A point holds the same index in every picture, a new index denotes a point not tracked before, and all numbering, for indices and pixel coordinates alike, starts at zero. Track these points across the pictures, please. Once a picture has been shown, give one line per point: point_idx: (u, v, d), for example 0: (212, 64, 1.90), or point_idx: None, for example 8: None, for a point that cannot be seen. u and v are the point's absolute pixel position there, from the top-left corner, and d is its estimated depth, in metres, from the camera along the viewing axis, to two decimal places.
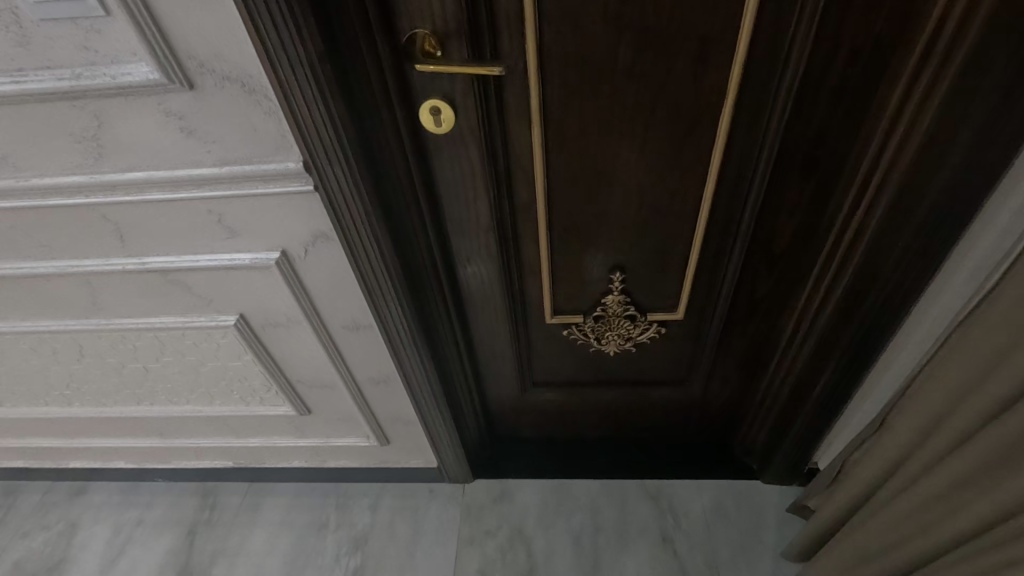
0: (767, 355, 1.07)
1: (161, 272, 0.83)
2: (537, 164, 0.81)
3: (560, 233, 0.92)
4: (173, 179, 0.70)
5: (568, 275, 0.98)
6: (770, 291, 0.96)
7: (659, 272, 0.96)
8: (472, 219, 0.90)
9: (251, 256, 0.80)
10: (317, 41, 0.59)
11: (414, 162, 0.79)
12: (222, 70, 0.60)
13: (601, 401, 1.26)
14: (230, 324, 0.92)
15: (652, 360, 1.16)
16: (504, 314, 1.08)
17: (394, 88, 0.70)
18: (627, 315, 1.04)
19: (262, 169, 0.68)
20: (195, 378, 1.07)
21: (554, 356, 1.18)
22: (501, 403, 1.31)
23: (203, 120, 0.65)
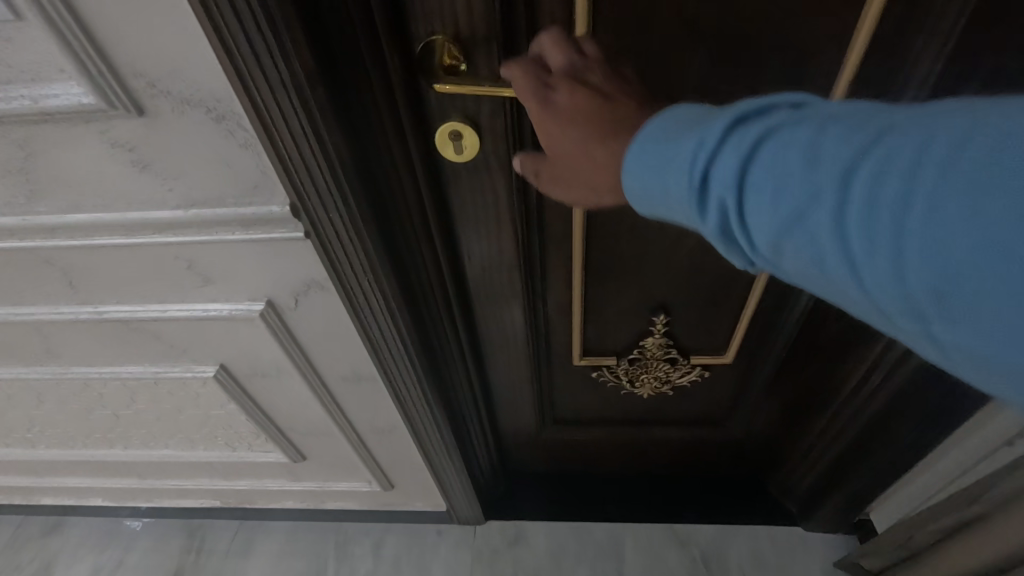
0: (820, 404, 0.95)
1: (123, 322, 0.69)
2: None
3: (599, 269, 0.79)
4: (127, 223, 0.56)
5: (605, 313, 0.87)
6: (837, 337, 0.84)
7: (710, 312, 0.86)
8: (495, 255, 0.76)
9: (231, 306, 0.67)
10: (308, 57, 0.44)
11: (427, 194, 0.65)
12: (178, 90, 0.45)
13: (628, 439, 1.15)
14: (209, 374, 0.78)
15: (689, 402, 1.06)
16: (526, 351, 0.95)
17: (407, 107, 0.56)
18: (667, 358, 0.94)
19: (238, 213, 0.54)
20: (173, 425, 0.94)
21: (579, 394, 1.06)
22: (517, 440, 1.19)
23: (159, 152, 0.50)
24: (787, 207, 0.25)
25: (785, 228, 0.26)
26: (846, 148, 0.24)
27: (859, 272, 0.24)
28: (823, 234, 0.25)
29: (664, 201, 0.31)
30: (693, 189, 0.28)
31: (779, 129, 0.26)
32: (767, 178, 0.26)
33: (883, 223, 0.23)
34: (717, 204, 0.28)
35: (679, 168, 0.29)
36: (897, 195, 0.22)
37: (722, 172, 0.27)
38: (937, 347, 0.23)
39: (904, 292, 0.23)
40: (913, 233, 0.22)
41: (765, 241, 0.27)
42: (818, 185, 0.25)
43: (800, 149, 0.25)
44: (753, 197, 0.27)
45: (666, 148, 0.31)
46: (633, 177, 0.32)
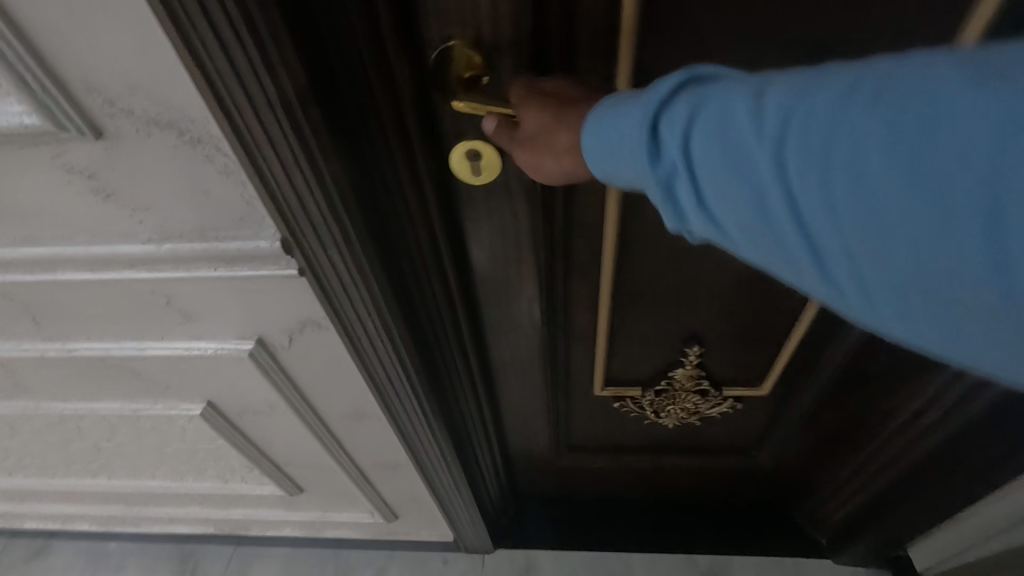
0: (862, 438, 0.88)
1: (97, 360, 0.61)
2: (611, 225, 0.61)
3: (629, 299, 0.72)
4: (92, 258, 0.48)
5: (632, 344, 0.79)
6: (888, 373, 0.76)
7: (748, 343, 0.78)
8: (515, 285, 0.69)
9: (217, 345, 0.59)
10: (292, 58, 0.34)
11: (439, 219, 0.56)
12: (142, 110, 0.37)
13: (649, 467, 1.08)
14: (195, 412, 0.71)
15: (716, 432, 0.98)
16: (543, 380, 0.88)
17: (417, 120, 0.47)
18: (697, 390, 0.87)
19: (221, 249, 0.46)
20: (160, 457, 0.86)
21: (597, 422, 0.99)
22: (529, 466, 1.11)
23: (125, 180, 0.42)
24: (727, 145, 0.26)
25: (732, 174, 0.25)
26: (783, 87, 0.25)
27: (797, 211, 0.24)
28: (766, 179, 0.24)
29: (619, 156, 0.30)
30: (648, 138, 0.29)
31: (723, 84, 0.27)
32: (713, 124, 0.26)
33: (822, 159, 0.23)
34: (669, 155, 0.28)
35: (634, 118, 0.29)
36: (830, 123, 0.23)
37: (672, 123, 0.28)
38: (865, 281, 0.24)
39: (840, 225, 0.23)
40: (845, 161, 0.22)
41: (713, 190, 0.27)
42: (756, 123, 0.25)
43: (743, 98, 0.26)
44: (697, 138, 0.27)
45: (620, 106, 0.31)
46: (593, 136, 0.32)
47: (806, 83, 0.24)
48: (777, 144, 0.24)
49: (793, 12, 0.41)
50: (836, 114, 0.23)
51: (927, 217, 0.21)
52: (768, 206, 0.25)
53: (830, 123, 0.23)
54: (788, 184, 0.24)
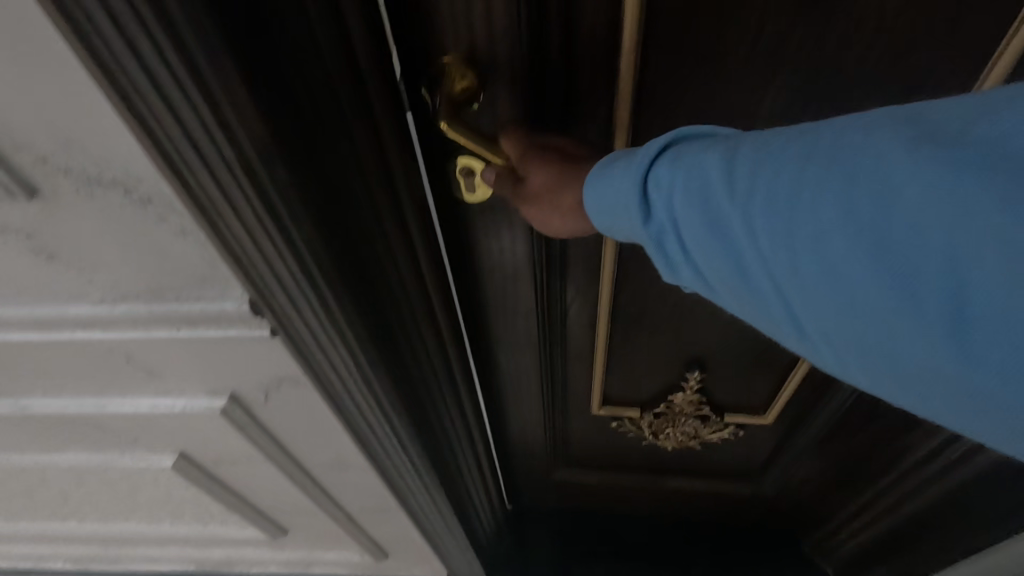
0: (870, 463, 0.85)
1: (54, 416, 0.56)
2: (608, 256, 0.59)
3: (628, 326, 0.69)
4: (37, 319, 0.43)
5: (632, 369, 0.77)
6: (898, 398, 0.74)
7: (752, 371, 0.75)
8: (512, 309, 0.67)
9: (186, 401, 0.54)
10: (238, 89, 0.30)
11: (425, 251, 0.53)
12: (81, 167, 0.32)
13: (647, 488, 1.05)
14: (167, 463, 0.66)
15: (718, 457, 0.95)
16: (541, 402, 0.85)
17: (397, 144, 0.44)
18: (698, 415, 0.83)
19: (184, 309, 0.42)
20: (133, 503, 0.81)
21: (594, 444, 0.96)
22: (530, 484, 1.09)
23: (70, 241, 0.37)
24: (703, 206, 0.29)
25: (711, 233, 0.28)
26: (753, 151, 0.28)
27: (769, 270, 0.27)
28: (741, 240, 0.27)
29: (612, 211, 0.34)
30: (637, 196, 0.32)
31: (704, 148, 0.30)
32: (693, 186, 0.29)
33: (787, 225, 0.25)
34: (657, 212, 0.31)
35: (626, 176, 0.33)
36: (790, 189, 0.25)
37: (658, 184, 0.31)
38: (831, 336, 0.26)
39: (806, 286, 0.25)
40: (804, 224, 0.25)
41: (697, 246, 0.29)
42: (726, 186, 0.28)
43: (719, 162, 0.28)
44: (677, 197, 0.30)
45: (612, 162, 0.35)
46: (591, 192, 0.35)
47: (770, 146, 0.27)
48: (744, 206, 0.27)
49: None
50: (796, 180, 0.25)
51: (878, 275, 0.23)
52: (739, 262, 0.28)
53: (789, 188, 0.25)
54: (755, 243, 0.27)
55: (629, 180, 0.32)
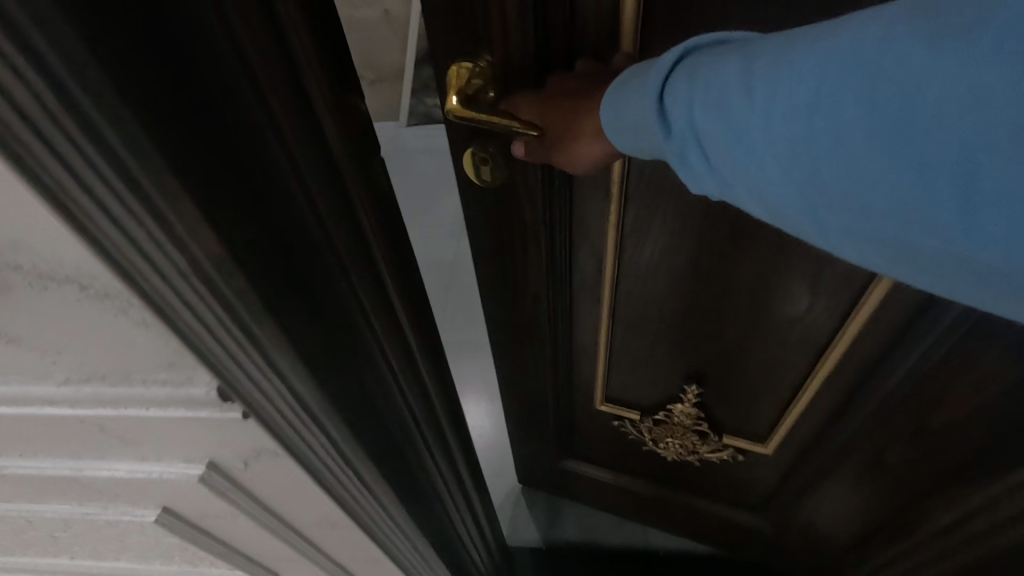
0: (832, 491, 1.05)
1: (31, 476, 0.54)
2: (609, 299, 0.98)
3: (620, 343, 1.07)
4: (5, 395, 0.41)
5: (637, 381, 1.14)
6: (839, 437, 0.96)
7: (729, 401, 1.07)
8: (534, 314, 1.06)
9: (164, 467, 0.52)
10: (128, 85, 0.27)
11: (363, 278, 0.49)
12: (33, 265, 0.31)
13: (652, 490, 1.41)
14: (149, 518, 0.64)
15: (726, 475, 1.25)
16: (553, 382, 1.22)
17: (311, 155, 0.40)
18: (695, 430, 1.17)
19: (152, 394, 0.40)
20: (122, 545, 0.79)
21: (602, 436, 1.34)
22: (562, 466, 1.48)
23: (30, 328, 0.35)
24: (723, 106, 0.44)
25: (729, 126, 0.44)
26: (765, 63, 0.43)
27: (774, 147, 0.42)
28: (755, 128, 0.43)
29: (642, 123, 0.53)
30: (658, 110, 0.50)
31: (720, 64, 0.45)
32: (717, 94, 0.45)
33: (793, 113, 0.40)
34: (679, 116, 0.48)
35: (650, 96, 0.51)
36: (800, 90, 0.40)
37: (682, 96, 0.48)
38: (813, 191, 0.41)
39: (795, 154, 0.41)
40: (822, 124, 0.39)
41: (712, 138, 0.46)
42: (750, 90, 0.43)
43: (736, 74, 0.44)
44: (710, 114, 0.45)
45: (643, 84, 0.52)
46: (619, 122, 0.56)
47: (791, 65, 0.41)
48: (760, 103, 0.42)
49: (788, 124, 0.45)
50: (801, 81, 0.40)
51: (865, 145, 0.37)
52: (761, 160, 0.43)
53: (798, 92, 0.40)
54: (771, 128, 0.42)
55: (651, 99, 0.51)
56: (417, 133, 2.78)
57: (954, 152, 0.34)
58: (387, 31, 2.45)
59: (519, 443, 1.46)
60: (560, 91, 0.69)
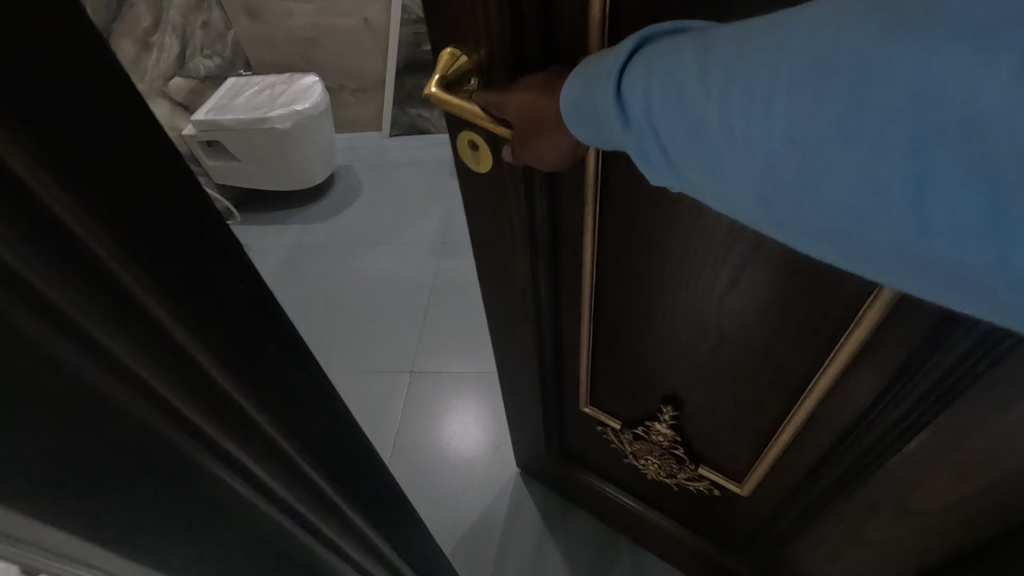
0: (815, 540, 0.95)
1: None
2: (589, 303, 0.92)
3: (603, 347, 1.01)
4: None
5: (619, 390, 1.07)
6: (823, 485, 0.87)
7: (709, 431, 0.99)
8: (516, 304, 1.01)
9: None
10: None
11: (221, 420, 0.34)
12: None
13: (632, 507, 1.33)
14: None
15: (705, 506, 1.17)
16: (537, 377, 1.17)
17: (17, 248, 0.22)
18: (675, 455, 1.09)
19: None
20: None
21: (589, 440, 1.28)
22: (542, 460, 1.43)
23: None
24: (675, 95, 0.38)
25: (684, 118, 0.38)
26: (724, 46, 0.36)
27: (729, 145, 0.35)
28: (709, 121, 0.36)
29: (597, 116, 0.47)
30: (613, 97, 0.44)
31: (678, 48, 0.39)
32: (670, 82, 0.39)
33: (751, 104, 0.34)
34: (630, 105, 0.43)
35: (602, 85, 0.45)
36: (761, 77, 0.33)
37: (634, 84, 0.42)
38: (778, 197, 0.35)
39: (755, 152, 0.34)
40: (772, 117, 0.33)
41: (666, 130, 0.40)
42: (704, 76, 0.36)
43: (691, 59, 0.38)
44: (660, 106, 0.39)
45: (598, 70, 0.46)
46: (575, 115, 0.50)
47: (747, 51, 0.34)
48: (715, 91, 0.36)
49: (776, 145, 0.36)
50: (765, 66, 0.33)
51: (833, 142, 0.31)
52: (716, 158, 0.37)
53: (760, 79, 0.33)
54: (726, 123, 0.35)
55: (603, 85, 0.45)
56: (409, 142, 2.68)
57: (910, 149, 0.28)
58: (368, 40, 2.47)
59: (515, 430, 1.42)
60: (529, 85, 0.61)
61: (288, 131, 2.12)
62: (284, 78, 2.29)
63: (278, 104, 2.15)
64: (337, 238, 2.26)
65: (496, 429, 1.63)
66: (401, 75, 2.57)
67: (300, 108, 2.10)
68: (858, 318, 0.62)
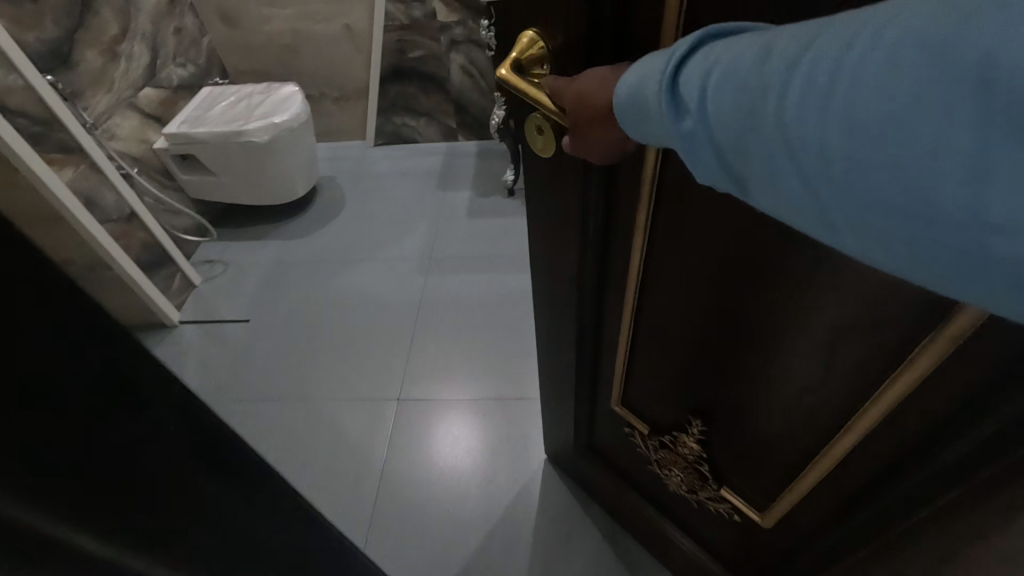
0: None
1: None
2: (632, 299, 0.86)
3: (641, 349, 0.95)
4: None
5: (649, 393, 1.00)
6: (854, 526, 0.78)
7: (738, 454, 0.90)
8: (563, 287, 0.96)
9: None
10: None
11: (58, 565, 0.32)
12: None
13: (648, 513, 1.27)
14: None
15: (724, 530, 1.08)
16: (574, 367, 1.13)
17: None
18: (699, 471, 1.00)
19: None
20: None
21: (617, 439, 1.21)
22: (568, 447, 1.40)
23: None
24: (732, 87, 0.35)
25: (738, 111, 0.35)
26: (790, 38, 0.33)
27: (787, 140, 0.32)
28: (765, 113, 0.33)
29: (647, 112, 0.44)
30: (667, 89, 0.40)
31: (744, 40, 0.36)
32: (728, 75, 0.35)
33: (810, 94, 0.30)
34: (686, 97, 0.39)
35: (654, 78, 0.42)
36: (823, 66, 0.30)
37: (692, 75, 0.39)
38: (834, 193, 0.31)
39: (812, 145, 0.31)
40: (830, 106, 0.30)
41: (721, 123, 0.36)
42: (764, 67, 0.33)
43: (753, 49, 0.34)
44: (714, 96, 0.36)
45: (656, 61, 0.43)
46: (628, 110, 0.47)
47: (810, 40, 0.31)
48: (775, 83, 0.32)
49: (841, 138, 0.29)
50: (830, 55, 0.30)
51: (891, 134, 0.27)
52: (772, 151, 0.34)
53: (820, 69, 0.30)
54: (783, 117, 0.32)
55: (658, 76, 0.41)
56: (389, 153, 2.60)
57: (963, 152, 0.25)
58: (350, 47, 2.38)
59: (547, 413, 1.38)
60: (591, 74, 0.56)
61: (265, 145, 2.02)
62: (263, 88, 2.20)
63: (255, 116, 2.05)
64: (313, 258, 2.17)
65: (496, 463, 1.54)
66: (384, 85, 2.47)
67: (279, 121, 2.00)
68: (919, 346, 0.53)
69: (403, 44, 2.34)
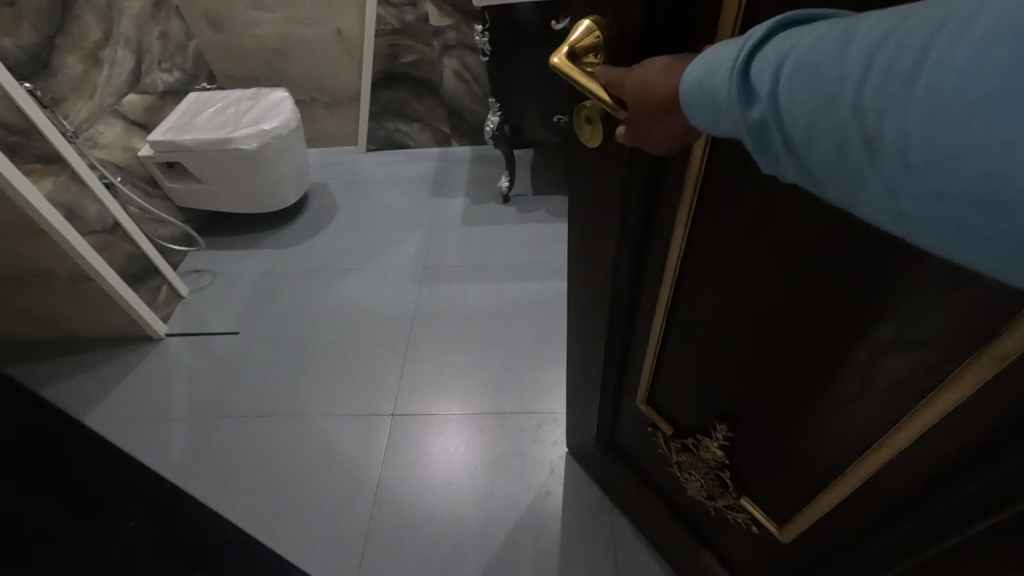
0: None
1: None
2: (666, 294, 0.83)
3: (670, 348, 0.91)
4: None
5: (676, 393, 0.97)
6: (880, 546, 0.74)
7: (763, 463, 0.86)
8: (596, 278, 0.93)
9: None
10: None
11: None
12: None
13: (663, 518, 1.24)
14: None
15: (741, 540, 1.04)
16: (601, 362, 1.10)
17: None
18: (720, 478, 0.97)
19: None
20: None
21: (638, 438, 1.18)
22: (589, 442, 1.38)
23: None
24: (811, 77, 0.31)
25: (817, 102, 0.31)
26: (882, 24, 0.29)
27: (875, 134, 0.29)
28: (849, 105, 0.29)
29: (711, 103, 0.40)
30: (738, 75, 0.36)
31: (828, 25, 0.32)
32: (807, 63, 0.32)
33: (901, 86, 0.27)
34: (758, 87, 0.35)
35: (721, 67, 0.38)
36: (918, 56, 0.26)
37: (764, 62, 0.35)
38: (921, 195, 0.28)
39: (901, 141, 0.27)
40: (923, 97, 0.26)
41: (795, 115, 0.33)
42: (853, 54, 0.29)
43: (839, 35, 0.30)
44: (788, 85, 0.32)
45: (726, 47, 0.39)
46: (689, 101, 0.42)
47: (903, 24, 0.28)
48: (862, 73, 0.29)
49: (935, 135, 0.26)
50: (930, 42, 0.26)
51: (991, 133, 0.24)
52: (849, 148, 0.30)
53: (916, 58, 0.26)
54: (872, 110, 0.28)
55: (727, 63, 0.37)
56: (384, 158, 2.57)
57: None
58: (340, 51, 2.33)
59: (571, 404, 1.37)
60: (653, 63, 0.52)
61: (254, 153, 1.97)
62: (252, 93, 2.16)
63: (244, 122, 2.00)
64: (311, 263, 2.13)
65: (495, 483, 1.49)
66: (376, 89, 2.42)
67: (269, 127, 1.96)
68: (965, 363, 0.49)
69: (396, 48, 2.30)
